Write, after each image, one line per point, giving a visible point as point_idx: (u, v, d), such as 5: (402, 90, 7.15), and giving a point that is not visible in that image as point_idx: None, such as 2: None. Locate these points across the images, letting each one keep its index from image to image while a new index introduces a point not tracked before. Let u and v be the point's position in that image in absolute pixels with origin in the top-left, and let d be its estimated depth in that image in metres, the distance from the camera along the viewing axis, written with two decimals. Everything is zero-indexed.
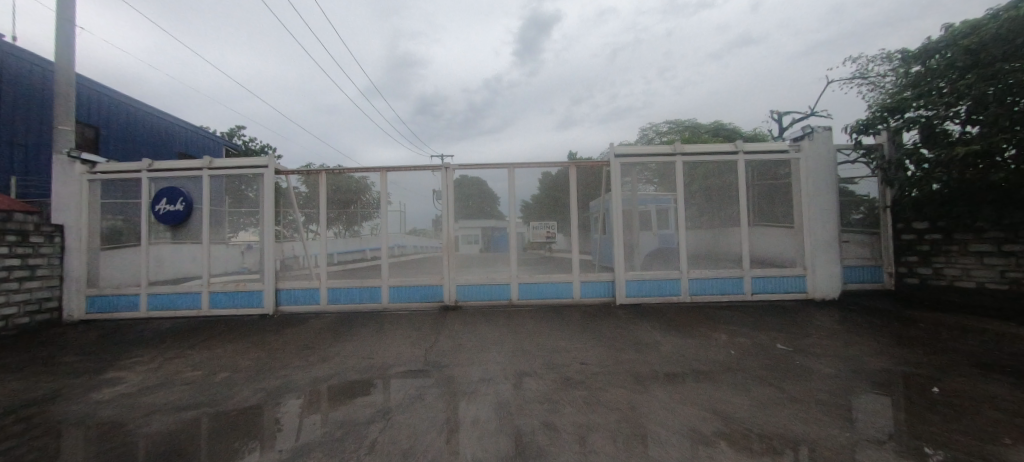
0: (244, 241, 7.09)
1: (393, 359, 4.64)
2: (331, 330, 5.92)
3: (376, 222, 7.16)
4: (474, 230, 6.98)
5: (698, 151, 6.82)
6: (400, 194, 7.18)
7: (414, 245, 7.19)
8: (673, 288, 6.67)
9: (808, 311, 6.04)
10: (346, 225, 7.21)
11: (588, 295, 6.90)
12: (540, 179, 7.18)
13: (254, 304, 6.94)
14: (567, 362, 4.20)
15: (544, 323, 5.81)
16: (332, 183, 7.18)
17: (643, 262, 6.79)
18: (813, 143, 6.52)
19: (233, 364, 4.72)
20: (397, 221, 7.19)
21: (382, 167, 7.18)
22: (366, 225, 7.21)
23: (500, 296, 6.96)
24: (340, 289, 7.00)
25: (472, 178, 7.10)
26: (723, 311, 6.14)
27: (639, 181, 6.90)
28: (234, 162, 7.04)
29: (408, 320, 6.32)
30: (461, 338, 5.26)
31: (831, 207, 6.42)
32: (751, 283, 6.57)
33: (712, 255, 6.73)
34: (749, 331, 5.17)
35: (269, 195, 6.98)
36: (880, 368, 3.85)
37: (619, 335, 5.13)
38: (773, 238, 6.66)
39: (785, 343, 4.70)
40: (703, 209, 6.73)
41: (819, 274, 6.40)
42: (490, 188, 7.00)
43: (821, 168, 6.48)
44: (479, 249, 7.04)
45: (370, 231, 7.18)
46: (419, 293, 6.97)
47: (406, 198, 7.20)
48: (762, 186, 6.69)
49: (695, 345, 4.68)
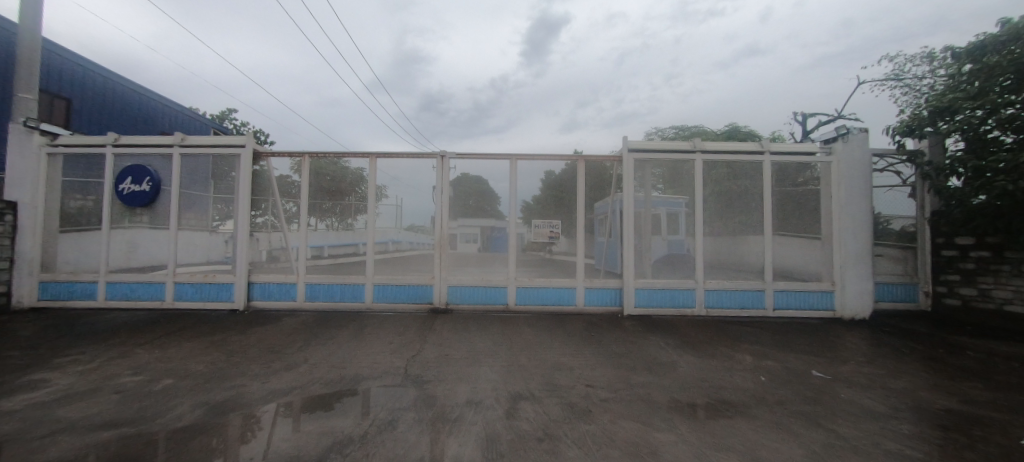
0: (218, 227, 6.48)
1: (367, 370, 3.99)
2: (304, 331, 5.28)
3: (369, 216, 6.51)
4: (473, 229, 6.30)
5: (719, 149, 6.21)
6: (397, 187, 6.56)
7: (408, 241, 6.50)
8: (686, 299, 6.06)
9: (838, 331, 5.42)
10: (339, 217, 6.66)
11: (592, 303, 6.26)
12: (542, 179, 6.51)
13: (224, 297, 6.29)
14: (570, 384, 3.57)
15: (543, 333, 5.17)
16: (315, 168, 6.53)
17: (654, 269, 6.17)
18: (847, 145, 5.87)
19: (183, 368, 4.08)
20: (392, 215, 6.62)
21: (373, 153, 6.54)
22: (360, 218, 6.56)
23: (495, 300, 6.32)
24: (319, 285, 6.34)
25: (471, 175, 6.49)
26: (743, 328, 5.53)
27: (653, 180, 6.29)
28: (208, 140, 6.39)
29: (392, 323, 5.69)
30: (448, 347, 4.62)
31: (865, 216, 5.78)
32: (773, 297, 5.95)
33: (730, 264, 6.13)
34: (777, 353, 4.55)
35: (245, 180, 6.34)
36: (945, 409, 3.22)
37: (629, 351, 4.49)
38: (798, 248, 6.06)
39: (821, 370, 4.08)
40: (722, 213, 6.13)
41: (850, 290, 5.77)
42: (491, 189, 6.47)
43: (855, 173, 5.83)
44: (477, 248, 6.42)
45: (363, 225, 6.54)
46: (406, 293, 6.32)
47: (399, 189, 6.55)
48: (788, 191, 6.09)
49: (719, 368, 4.05)
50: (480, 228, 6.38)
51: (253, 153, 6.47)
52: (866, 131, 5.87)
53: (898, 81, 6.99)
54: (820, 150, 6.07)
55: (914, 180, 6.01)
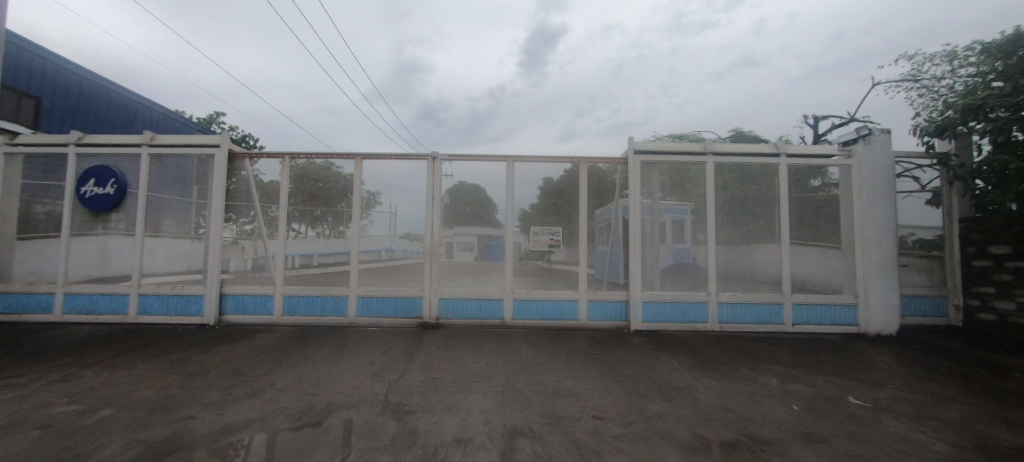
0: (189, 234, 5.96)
1: (341, 397, 3.46)
2: (277, 350, 4.74)
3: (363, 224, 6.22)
4: (468, 237, 5.92)
5: (731, 151, 5.78)
6: (390, 194, 6.10)
7: (401, 250, 6.19)
8: (697, 313, 5.58)
9: (866, 349, 4.94)
10: (332, 226, 6.07)
11: (596, 318, 5.77)
12: (541, 186, 6.07)
13: (192, 311, 5.75)
14: (576, 416, 3.07)
15: (543, 351, 4.67)
16: (296, 170, 6.06)
17: (662, 280, 5.70)
18: (869, 147, 5.48)
19: (128, 395, 3.53)
20: (386, 223, 6.28)
21: (359, 154, 6.08)
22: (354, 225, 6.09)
23: (491, 315, 5.81)
24: (298, 298, 5.80)
25: (468, 184, 6.02)
26: (761, 345, 5.06)
27: (661, 185, 5.85)
28: (180, 139, 5.91)
29: (376, 339, 5.16)
30: (436, 368, 4.09)
31: (889, 224, 5.37)
32: (792, 311, 5.49)
33: (744, 275, 5.68)
34: (805, 376, 4.06)
35: (219, 182, 5.85)
36: (1016, 447, 2.73)
37: (639, 373, 3.99)
38: (816, 258, 5.62)
39: (858, 395, 3.59)
40: (735, 219, 5.71)
41: (875, 304, 5.32)
42: (490, 197, 5.98)
43: (877, 177, 5.43)
44: (473, 257, 5.94)
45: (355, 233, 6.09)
46: (393, 306, 5.79)
47: (392, 195, 6.08)
48: (804, 196, 5.68)
49: (744, 395, 3.55)
50: (477, 236, 5.94)
51: (230, 153, 6.00)
52: (888, 133, 5.51)
53: (914, 82, 6.68)
54: (839, 152, 5.66)
55: (936, 186, 5.64)
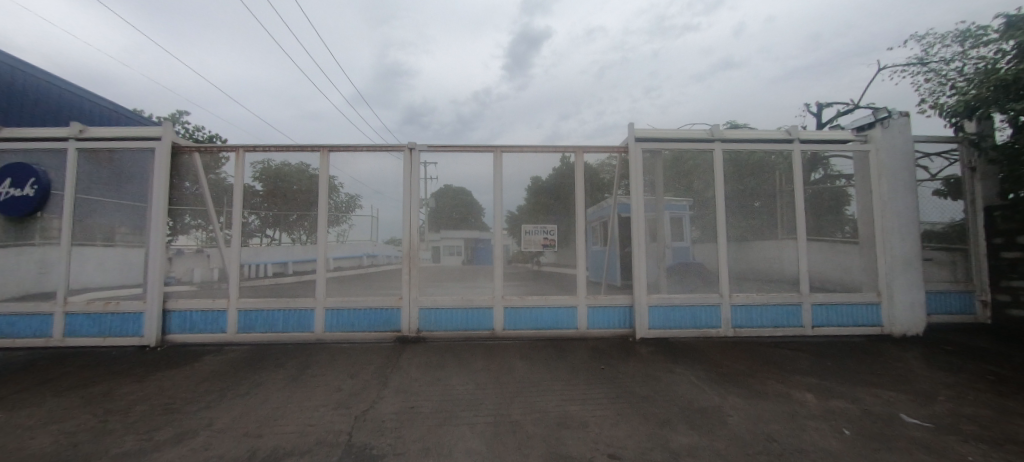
0: (121, 240, 5.07)
1: (292, 439, 2.75)
2: (224, 375, 3.98)
3: (343, 228, 5.44)
4: (455, 240, 5.28)
5: (740, 137, 5.29)
6: (369, 195, 5.41)
7: (386, 255, 5.33)
8: (709, 318, 5.05)
9: (896, 353, 4.46)
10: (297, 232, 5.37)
11: (597, 326, 5.18)
12: (530, 186, 5.45)
13: (130, 331, 4.91)
14: (588, 456, 2.43)
15: (540, 367, 4.04)
16: (262, 169, 5.35)
17: (669, 282, 5.15)
18: (887, 132, 5.07)
19: (15, 447, 2.76)
20: (368, 228, 5.44)
21: (326, 145, 5.37)
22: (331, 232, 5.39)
23: (479, 326, 5.15)
24: (255, 313, 5.04)
25: (454, 187, 5.38)
26: (783, 351, 4.54)
27: (665, 176, 5.30)
28: (115, 132, 5.12)
29: (348, 358, 4.44)
30: (415, 394, 3.41)
31: (911, 214, 4.95)
32: (812, 313, 5.00)
33: (757, 273, 5.17)
34: (843, 388, 3.53)
35: (161, 180, 5.05)
36: None
37: (655, 392, 3.39)
38: (835, 254, 5.15)
39: (912, 413, 3.06)
40: (745, 212, 5.22)
41: (900, 302, 4.88)
42: (478, 201, 5.36)
43: (897, 163, 5.02)
44: (459, 261, 5.28)
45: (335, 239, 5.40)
46: (367, 319, 5.07)
47: (375, 199, 5.38)
48: (818, 186, 5.21)
49: (783, 418, 2.97)
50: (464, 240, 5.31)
51: (173, 147, 5.20)
52: (907, 116, 5.09)
53: (920, 65, 6.48)
54: (854, 138, 5.29)
55: (949, 174, 5.36)
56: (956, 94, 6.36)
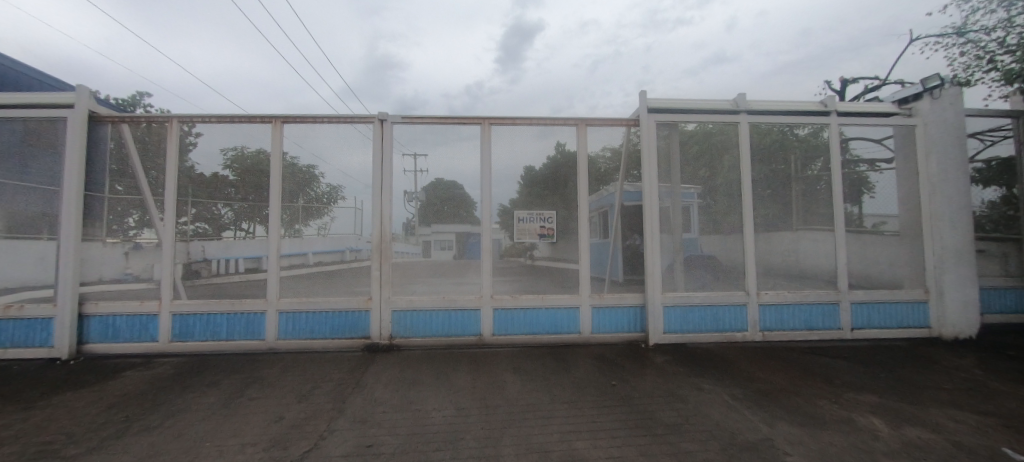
0: (20, 230, 4.09)
1: None
2: (139, 398, 3.14)
3: (327, 221, 4.63)
4: (446, 234, 4.61)
5: (766, 107, 4.57)
6: (343, 180, 4.55)
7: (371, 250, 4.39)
8: (732, 320, 4.36)
9: (953, 359, 3.81)
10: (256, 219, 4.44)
11: (601, 330, 4.45)
12: (522, 176, 4.64)
13: (37, 341, 4.04)
14: None
15: (536, 384, 3.29)
16: (235, 157, 4.48)
17: (685, 277, 4.43)
18: (936, 104, 4.41)
19: None
20: (352, 222, 4.63)
21: (281, 116, 4.52)
22: (313, 225, 4.61)
23: (464, 331, 4.38)
24: (193, 317, 4.20)
25: (448, 181, 4.59)
26: (823, 358, 3.87)
27: (682, 155, 4.55)
28: (16, 97, 4.19)
29: (303, 372, 3.63)
30: (375, 425, 2.63)
31: (964, 199, 4.30)
32: (850, 313, 4.35)
33: (787, 268, 4.47)
34: (915, 410, 2.84)
35: (72, 156, 4.13)
36: None
37: (684, 420, 2.66)
38: (875, 245, 4.48)
39: (1018, 446, 2.36)
40: (774, 195, 4.52)
41: (951, 299, 4.25)
42: (471, 196, 4.57)
43: (947, 140, 4.36)
44: (453, 256, 4.60)
45: (318, 234, 4.63)
46: (330, 323, 4.27)
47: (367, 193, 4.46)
48: (852, 168, 4.53)
49: (859, 454, 2.27)
50: (456, 234, 4.62)
51: (89, 116, 4.29)
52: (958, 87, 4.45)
53: (958, 35, 5.87)
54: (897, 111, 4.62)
55: (988, 156, 4.82)
56: (995, 68, 5.76)
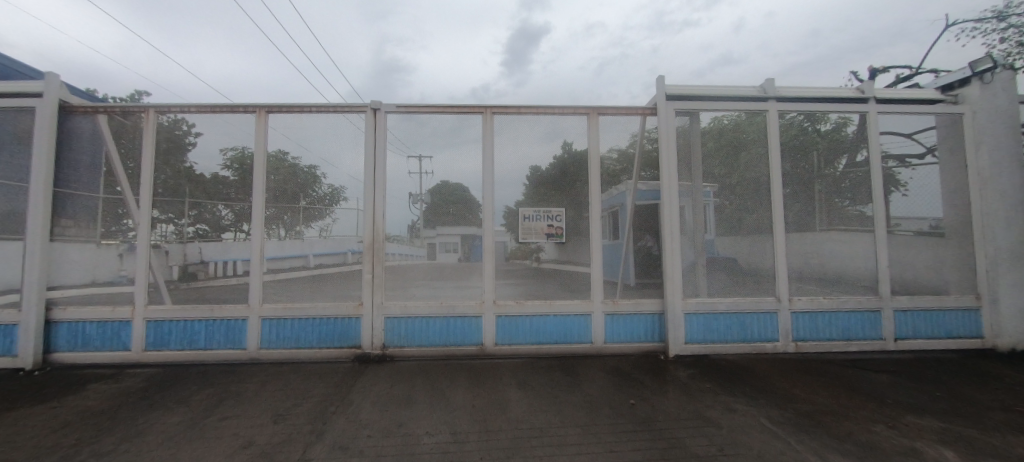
0: None
1: None
2: (99, 416, 2.80)
3: (329, 223, 4.27)
4: (451, 236, 4.23)
5: (796, 94, 4.17)
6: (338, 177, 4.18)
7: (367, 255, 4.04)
8: (760, 329, 3.95)
9: (1015, 374, 3.37)
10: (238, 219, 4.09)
11: (615, 339, 4.06)
12: (530, 173, 4.28)
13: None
14: None
15: (543, 403, 2.90)
16: (234, 157, 4.14)
17: (708, 281, 4.03)
18: (987, 90, 3.98)
19: None
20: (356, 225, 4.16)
21: (268, 106, 4.20)
22: (314, 226, 4.29)
23: (464, 340, 4.01)
24: (169, 324, 3.87)
25: (454, 183, 4.23)
26: (865, 373, 3.45)
27: (704, 147, 4.16)
28: None
29: (283, 386, 3.27)
30: (356, 454, 2.26)
31: (1019, 195, 3.86)
32: (892, 321, 3.92)
33: (820, 271, 4.05)
34: (988, 438, 2.42)
35: (41, 149, 3.82)
36: None
37: (718, 449, 2.26)
38: (918, 246, 4.05)
39: None
40: (804, 191, 4.11)
41: (1007, 307, 3.81)
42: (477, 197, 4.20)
43: (1000, 129, 3.93)
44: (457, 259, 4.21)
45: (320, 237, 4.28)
46: (317, 331, 3.92)
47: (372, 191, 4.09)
48: (891, 161, 4.11)
49: None
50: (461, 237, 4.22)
51: (60, 107, 3.99)
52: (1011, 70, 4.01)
53: (1000, 19, 5.43)
54: (941, 98, 4.20)
55: None
56: None
